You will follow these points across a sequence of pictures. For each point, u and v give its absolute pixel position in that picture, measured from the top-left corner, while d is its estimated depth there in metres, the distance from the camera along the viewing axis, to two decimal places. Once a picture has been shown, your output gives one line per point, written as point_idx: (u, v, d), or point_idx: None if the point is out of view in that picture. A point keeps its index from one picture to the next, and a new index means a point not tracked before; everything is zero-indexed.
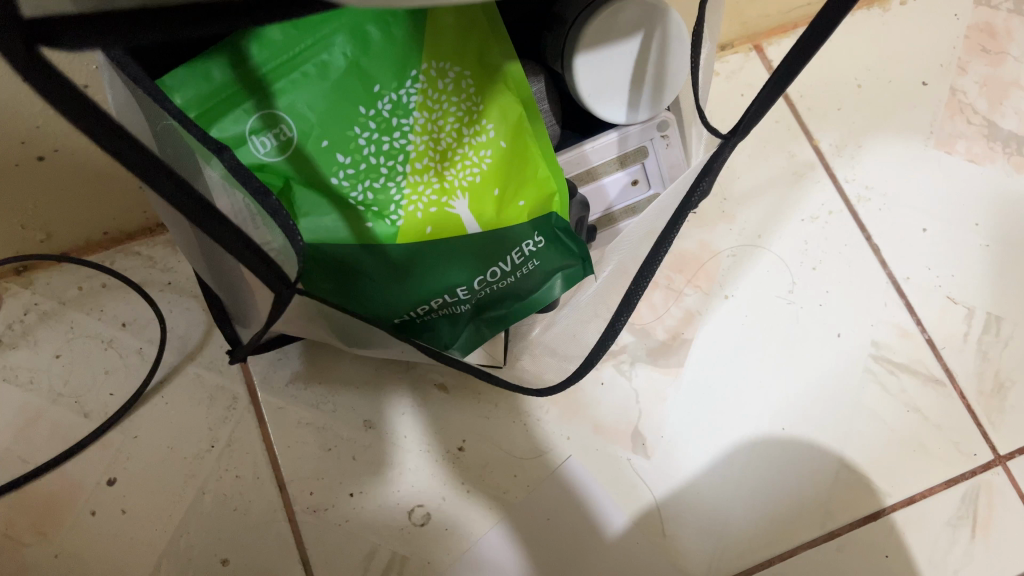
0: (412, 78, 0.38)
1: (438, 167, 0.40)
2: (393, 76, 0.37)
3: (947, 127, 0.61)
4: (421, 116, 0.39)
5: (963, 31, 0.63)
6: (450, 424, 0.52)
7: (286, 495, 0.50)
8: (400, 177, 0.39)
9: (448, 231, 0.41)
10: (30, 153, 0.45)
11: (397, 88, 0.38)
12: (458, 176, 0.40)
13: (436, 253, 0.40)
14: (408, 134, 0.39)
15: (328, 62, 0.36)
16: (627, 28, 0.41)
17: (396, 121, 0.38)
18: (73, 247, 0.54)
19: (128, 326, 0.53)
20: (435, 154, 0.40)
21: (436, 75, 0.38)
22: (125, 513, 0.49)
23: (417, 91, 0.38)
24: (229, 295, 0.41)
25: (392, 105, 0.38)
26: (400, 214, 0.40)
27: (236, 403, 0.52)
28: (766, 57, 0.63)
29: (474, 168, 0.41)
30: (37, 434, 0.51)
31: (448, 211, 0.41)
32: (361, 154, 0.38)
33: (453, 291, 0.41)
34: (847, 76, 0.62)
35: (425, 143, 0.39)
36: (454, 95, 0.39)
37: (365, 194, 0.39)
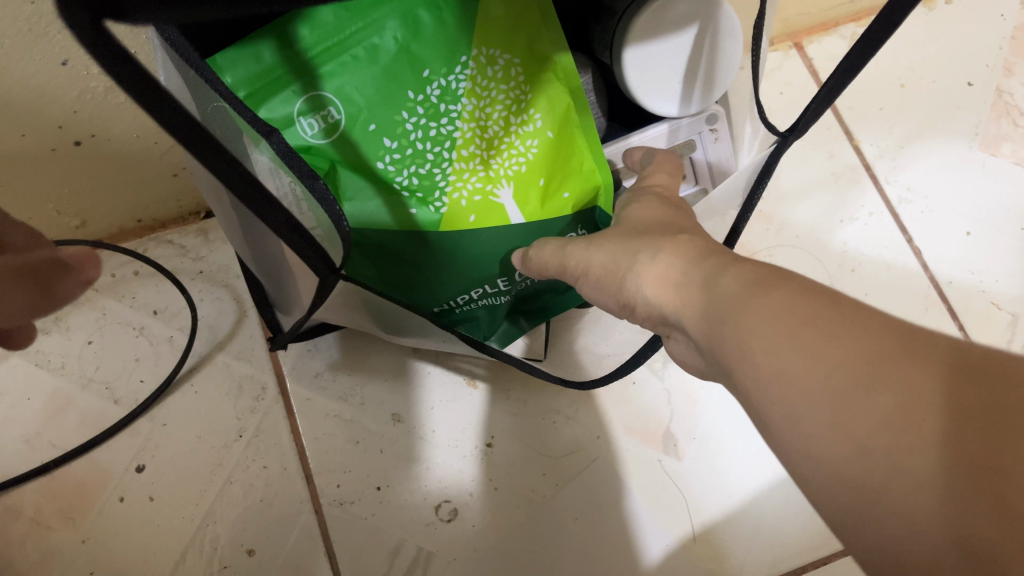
0: (462, 63, 0.37)
1: (484, 155, 0.39)
2: (442, 60, 0.37)
3: (993, 129, 0.59)
4: (470, 102, 0.38)
5: (1010, 32, 0.62)
6: (480, 421, 0.51)
7: (314, 487, 0.50)
8: (446, 164, 0.39)
9: (491, 219, 0.40)
10: (68, 138, 0.45)
11: (448, 72, 0.37)
12: (505, 164, 0.40)
13: (478, 248, 0.41)
14: (456, 120, 0.38)
15: (377, 45, 0.35)
16: (679, 20, 0.40)
17: (444, 106, 0.38)
18: (108, 233, 0.55)
19: (160, 314, 0.53)
20: (482, 142, 0.39)
21: (486, 62, 0.37)
22: (153, 501, 0.49)
23: (467, 78, 0.37)
24: (271, 281, 0.41)
25: (440, 91, 0.37)
26: (444, 201, 0.40)
27: (264, 393, 0.52)
28: (807, 54, 0.62)
29: (522, 157, 0.40)
30: (69, 420, 0.51)
31: (493, 201, 0.40)
32: (408, 139, 0.38)
33: (490, 284, 0.42)
34: (890, 75, 0.61)
35: (472, 131, 0.39)
36: (503, 83, 0.38)
37: (409, 179, 0.39)
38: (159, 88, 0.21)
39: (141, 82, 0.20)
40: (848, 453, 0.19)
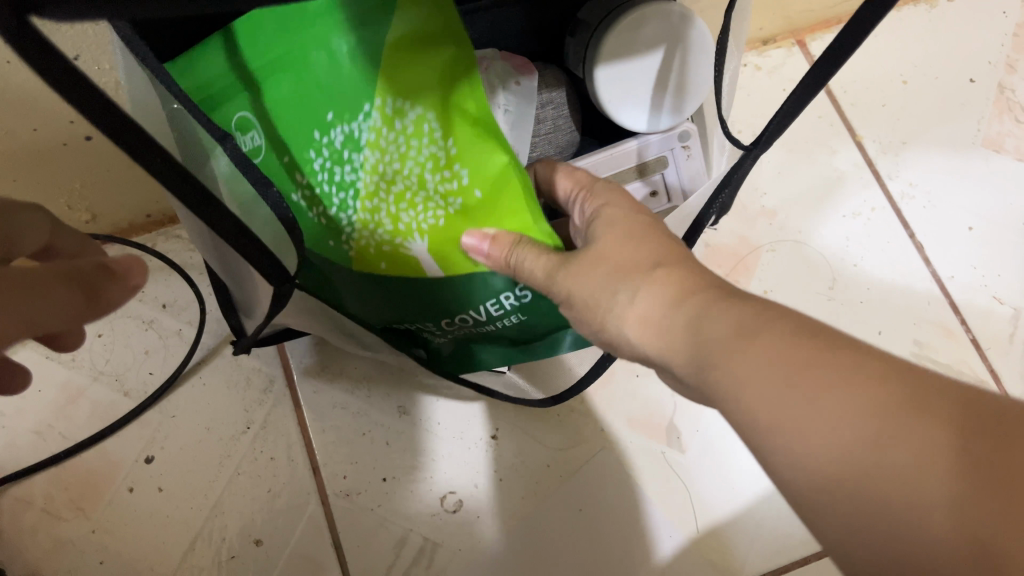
0: (366, 110, 0.35)
1: (393, 205, 0.36)
2: (344, 103, 0.35)
3: (995, 125, 0.60)
4: (373, 151, 0.35)
5: (1011, 29, 0.63)
6: (483, 413, 0.52)
7: (320, 478, 0.50)
8: (351, 211, 0.36)
9: (403, 268, 0.37)
10: (78, 133, 0.46)
11: (350, 120, 0.35)
12: (416, 217, 0.36)
13: (409, 292, 0.38)
14: (359, 168, 0.35)
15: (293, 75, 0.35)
16: (649, 41, 0.41)
17: (347, 153, 0.35)
18: (118, 227, 0.55)
19: (168, 307, 0.54)
20: (390, 186, 0.35)
21: (393, 112, 0.35)
22: (162, 491, 0.49)
23: (371, 126, 0.35)
24: (238, 286, 0.41)
25: (344, 136, 0.35)
26: (353, 245, 0.37)
27: (272, 386, 0.52)
28: (809, 51, 0.63)
29: (438, 210, 0.35)
30: (80, 411, 0.51)
31: (403, 253, 0.36)
32: (317, 178, 0.36)
33: (450, 320, 0.39)
34: (892, 72, 0.62)
35: (376, 183, 0.36)
36: (416, 137, 0.35)
37: (318, 219, 0.37)
38: None
39: None
40: (859, 463, 0.21)
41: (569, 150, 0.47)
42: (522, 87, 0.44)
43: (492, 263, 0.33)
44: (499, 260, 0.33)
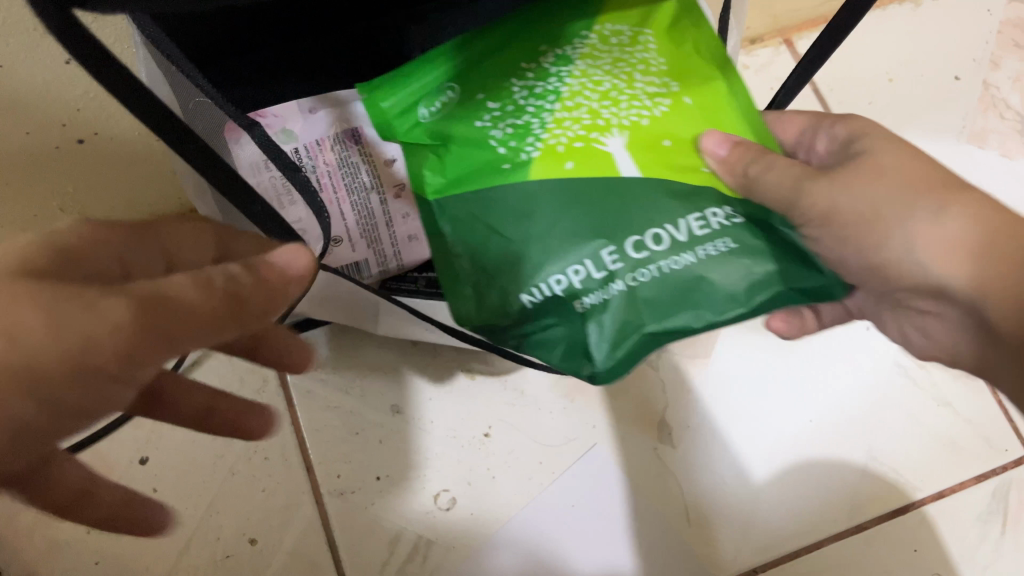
0: (580, 35, 0.34)
1: (593, 105, 0.32)
2: (556, 34, 0.34)
3: (981, 121, 0.61)
4: (584, 62, 0.34)
5: (997, 26, 0.64)
6: (476, 410, 0.52)
7: (314, 478, 0.50)
8: (546, 113, 0.32)
9: (594, 167, 0.31)
10: (71, 137, 0.46)
11: (554, 47, 0.34)
12: (620, 114, 0.32)
13: (601, 215, 0.30)
14: (560, 76, 0.33)
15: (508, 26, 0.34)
16: None
17: (554, 69, 0.34)
18: None
19: None
20: (593, 93, 0.33)
21: (610, 35, 0.34)
22: (157, 493, 0.49)
23: (583, 46, 0.34)
24: None
25: (556, 58, 0.34)
26: (538, 146, 0.32)
27: (265, 386, 0.52)
28: (796, 50, 0.63)
29: (647, 111, 0.32)
30: None
31: (596, 147, 0.31)
32: (509, 97, 0.33)
33: (640, 240, 0.29)
34: (878, 69, 0.62)
35: (581, 85, 0.33)
36: (630, 48, 0.34)
37: (503, 132, 0.32)
38: None
39: None
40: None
41: None
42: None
43: (725, 169, 0.30)
44: (733, 172, 0.30)
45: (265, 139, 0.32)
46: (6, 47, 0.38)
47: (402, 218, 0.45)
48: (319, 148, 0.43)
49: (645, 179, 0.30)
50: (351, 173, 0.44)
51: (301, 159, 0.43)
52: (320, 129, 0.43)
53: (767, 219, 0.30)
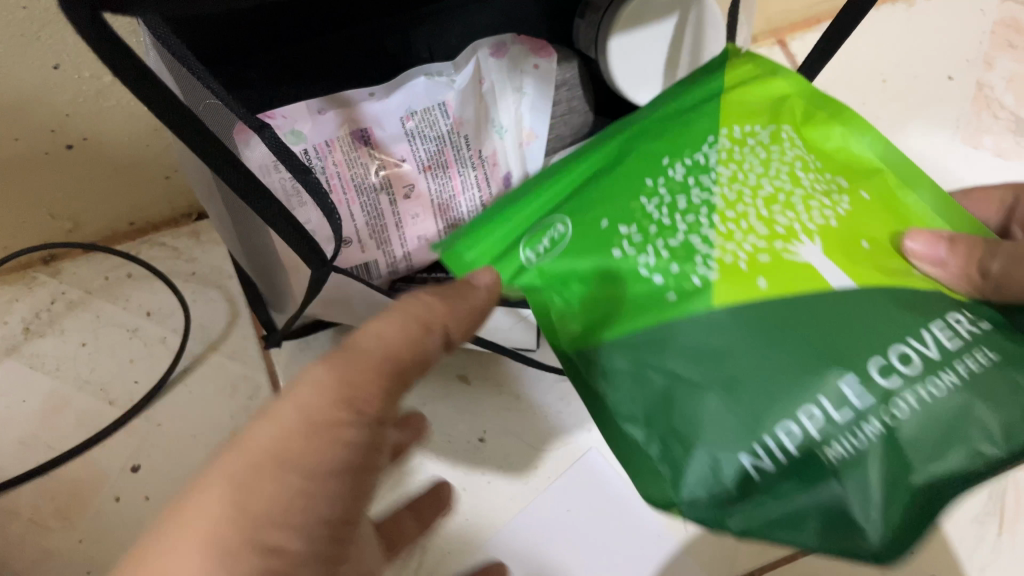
0: (712, 139, 0.35)
1: (762, 214, 0.33)
2: (692, 140, 0.35)
3: (974, 124, 0.60)
4: (728, 166, 0.34)
5: (989, 27, 0.64)
6: (472, 414, 0.52)
7: None
8: (705, 229, 0.32)
9: (797, 280, 0.30)
10: (60, 142, 0.46)
11: (691, 152, 0.35)
12: (802, 216, 0.33)
13: (831, 338, 0.29)
14: (710, 185, 0.34)
15: (630, 135, 0.36)
16: (660, 10, 0.44)
17: (692, 181, 0.34)
18: (103, 236, 0.55)
19: (153, 315, 0.54)
20: (756, 201, 0.33)
21: (741, 137, 0.36)
22: (149, 500, 0.48)
23: (719, 148, 0.35)
24: (263, 277, 0.39)
25: (689, 167, 0.35)
26: (712, 266, 0.31)
27: (258, 392, 0.51)
28: (789, 50, 0.63)
29: (835, 211, 0.33)
30: (66, 420, 0.50)
31: (789, 258, 0.31)
32: (648, 220, 0.33)
33: (886, 365, 0.28)
34: (871, 71, 0.63)
35: (738, 193, 0.33)
36: (770, 150, 0.35)
37: (654, 258, 0.32)
38: None
39: None
40: None
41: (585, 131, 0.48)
42: (541, 69, 0.45)
43: (947, 274, 0.31)
44: (963, 279, 0.31)
45: (276, 141, 0.31)
46: None
47: (411, 221, 0.43)
48: (329, 149, 0.40)
49: (864, 292, 0.30)
50: (361, 174, 0.41)
51: (311, 161, 0.40)
52: (329, 130, 0.40)
53: (997, 318, 0.31)
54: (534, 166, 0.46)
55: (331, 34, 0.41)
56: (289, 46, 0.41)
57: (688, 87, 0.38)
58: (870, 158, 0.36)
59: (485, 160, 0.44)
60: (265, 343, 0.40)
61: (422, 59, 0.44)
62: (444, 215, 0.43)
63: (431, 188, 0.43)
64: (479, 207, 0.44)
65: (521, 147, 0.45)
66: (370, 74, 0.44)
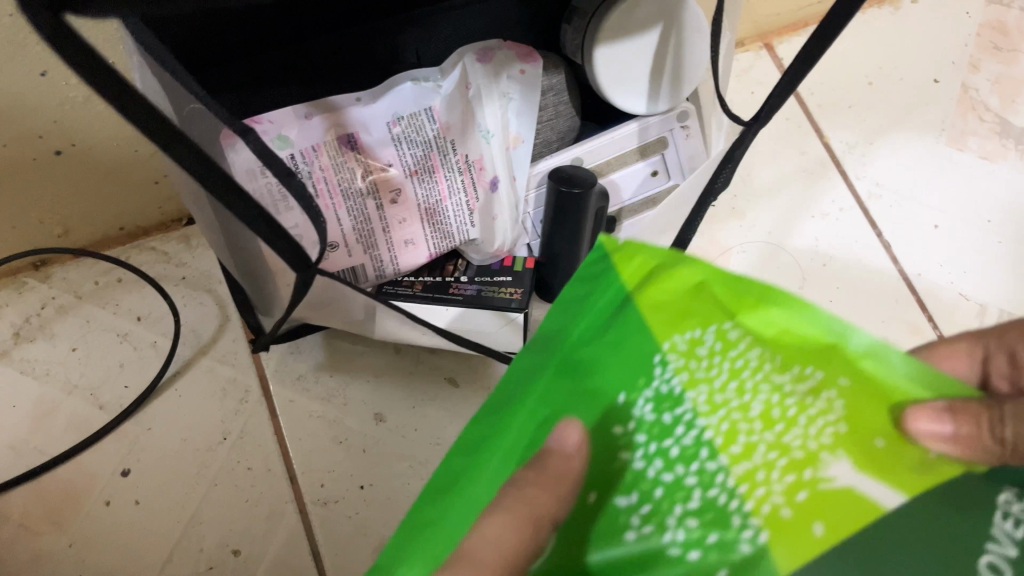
0: (658, 362, 0.25)
1: (770, 437, 0.22)
2: (631, 366, 0.25)
3: (960, 125, 0.61)
4: (698, 391, 0.24)
5: (975, 30, 0.65)
6: (457, 418, 0.51)
7: (297, 487, 0.49)
8: (721, 483, 0.22)
9: (845, 523, 0.21)
10: (47, 148, 0.46)
11: (648, 379, 0.25)
12: (810, 434, 0.22)
13: (927, 568, 0.20)
14: (697, 425, 0.23)
15: (550, 372, 0.26)
16: (646, 20, 0.44)
17: (668, 416, 0.24)
18: (92, 241, 0.55)
19: (143, 319, 0.54)
20: (752, 428, 0.23)
21: (691, 340, 0.25)
22: (139, 504, 0.48)
23: (675, 369, 0.24)
24: (250, 283, 0.39)
25: (654, 400, 0.24)
26: (755, 524, 0.22)
27: (248, 396, 0.52)
28: (777, 54, 0.63)
29: (831, 417, 0.22)
30: (55, 424, 0.50)
31: (824, 493, 0.21)
32: (651, 483, 0.23)
33: None
34: (858, 74, 0.63)
35: (726, 422, 0.23)
36: (735, 350, 0.24)
37: (688, 537, 0.22)
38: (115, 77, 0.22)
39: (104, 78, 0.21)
40: None
41: (570, 136, 0.49)
42: (527, 74, 0.45)
43: (968, 449, 0.21)
44: (978, 448, 0.21)
45: (259, 144, 0.28)
46: None
47: (397, 224, 0.43)
48: (316, 154, 0.41)
49: (914, 504, 0.21)
50: (348, 179, 0.42)
51: (298, 166, 0.40)
52: (316, 136, 0.41)
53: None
54: (520, 172, 0.46)
55: (321, 37, 0.40)
56: (280, 49, 0.40)
57: (583, 299, 0.26)
58: (823, 326, 0.23)
59: (472, 165, 0.44)
60: (251, 346, 0.40)
61: (410, 65, 0.45)
62: (430, 219, 0.44)
63: (417, 192, 0.43)
64: (465, 212, 0.45)
65: (508, 152, 0.45)
66: (358, 78, 0.44)
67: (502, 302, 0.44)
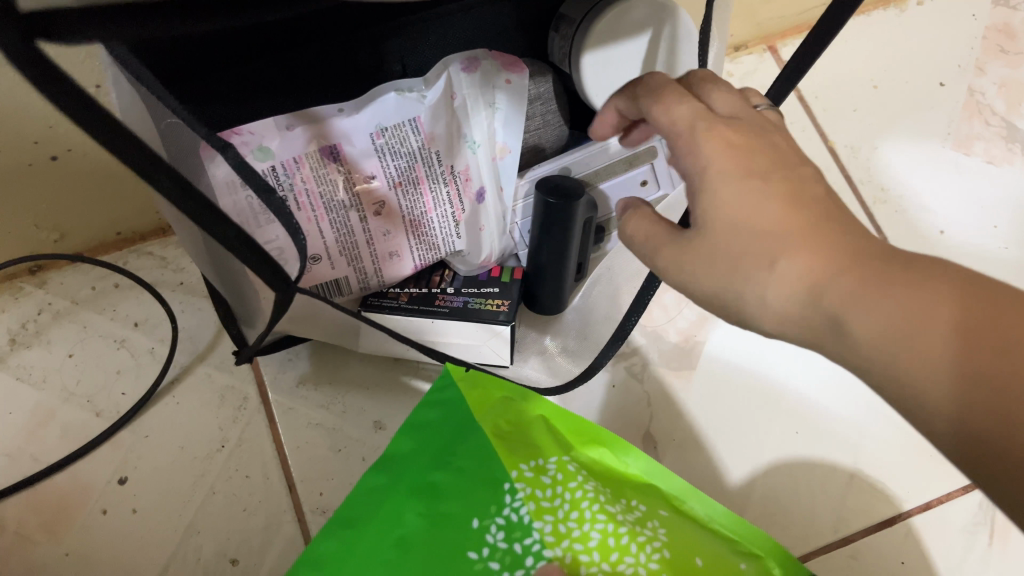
0: (510, 489, 0.36)
1: (607, 564, 0.34)
2: (489, 497, 0.35)
3: (965, 128, 0.60)
4: (544, 520, 0.35)
5: (981, 32, 0.64)
6: None
7: (295, 495, 0.48)
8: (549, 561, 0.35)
9: None
10: (44, 154, 0.46)
11: (498, 506, 0.35)
12: (640, 560, 0.34)
13: None
14: (543, 553, 0.35)
15: (408, 497, 0.34)
16: (634, 27, 0.43)
17: (518, 539, 0.35)
18: (87, 246, 0.55)
19: (140, 326, 0.54)
20: (592, 555, 0.35)
21: (533, 472, 0.36)
22: (136, 513, 0.47)
23: (523, 498, 0.35)
24: (233, 295, 0.39)
25: (507, 522, 0.35)
26: None
27: (246, 403, 0.51)
28: (780, 57, 0.63)
29: (656, 542, 0.34)
30: (51, 432, 0.50)
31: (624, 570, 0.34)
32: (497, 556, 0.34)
33: None
34: (862, 77, 0.63)
35: (552, 523, 0.35)
36: (568, 482, 0.36)
37: None
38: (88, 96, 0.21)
39: (75, 97, 0.21)
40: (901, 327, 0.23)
41: (558, 144, 0.49)
42: (513, 84, 0.44)
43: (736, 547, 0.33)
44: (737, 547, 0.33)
45: (239, 160, 0.28)
46: None
47: (380, 235, 0.43)
48: (297, 165, 0.40)
49: None
50: (330, 192, 0.41)
51: (278, 179, 0.39)
52: (298, 146, 0.40)
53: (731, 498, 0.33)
54: (507, 182, 0.46)
55: (302, 49, 0.39)
56: (260, 61, 0.39)
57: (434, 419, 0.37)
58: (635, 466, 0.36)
59: (458, 175, 0.44)
60: (233, 356, 0.39)
61: (394, 73, 0.44)
62: (415, 231, 0.44)
63: (401, 204, 0.43)
64: (450, 223, 0.45)
65: (495, 163, 0.45)
66: (343, 87, 0.43)
67: (489, 315, 0.44)
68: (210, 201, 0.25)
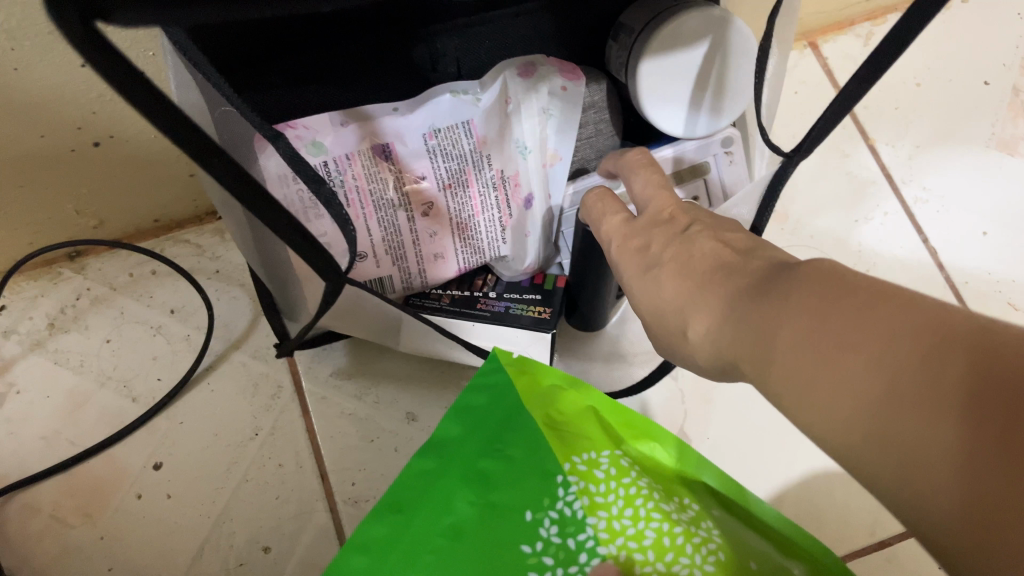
0: (563, 482, 0.35)
1: (661, 566, 0.33)
2: (541, 489, 0.35)
3: (1010, 128, 0.59)
4: (598, 516, 0.34)
5: None
6: None
7: (328, 485, 0.49)
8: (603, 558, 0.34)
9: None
10: (86, 140, 0.46)
11: (552, 500, 0.34)
12: (695, 561, 0.33)
13: None
14: (598, 551, 0.34)
15: (459, 483, 0.34)
16: (692, 35, 0.42)
17: (571, 535, 0.34)
18: (126, 233, 0.55)
19: (176, 313, 0.54)
20: (645, 555, 0.33)
21: (586, 466, 0.35)
22: (170, 498, 0.48)
23: (576, 492, 0.35)
24: (278, 287, 0.39)
25: (561, 517, 0.34)
26: None
27: (280, 392, 0.51)
28: (822, 53, 0.62)
29: (711, 544, 0.33)
30: (88, 416, 0.50)
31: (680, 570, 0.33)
32: (550, 551, 0.34)
33: None
34: (905, 73, 0.61)
35: (606, 519, 0.34)
36: (622, 477, 0.35)
37: None
38: (146, 79, 0.21)
39: (135, 82, 0.21)
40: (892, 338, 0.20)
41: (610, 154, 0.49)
42: (569, 92, 0.43)
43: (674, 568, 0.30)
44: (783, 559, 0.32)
45: (291, 149, 0.28)
46: (21, 49, 0.39)
47: (428, 236, 0.43)
48: (349, 162, 0.40)
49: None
50: (380, 190, 0.41)
51: (330, 174, 0.39)
52: (351, 144, 0.40)
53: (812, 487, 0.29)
54: (555, 188, 0.46)
55: (358, 41, 0.39)
56: (313, 50, 0.39)
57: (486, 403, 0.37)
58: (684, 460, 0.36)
59: (507, 181, 0.43)
60: (276, 349, 0.40)
61: (450, 74, 0.44)
62: (461, 234, 0.44)
63: (449, 205, 0.42)
64: (497, 228, 0.44)
65: (545, 169, 0.45)
66: (398, 87, 0.43)
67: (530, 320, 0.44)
68: (263, 189, 0.24)
